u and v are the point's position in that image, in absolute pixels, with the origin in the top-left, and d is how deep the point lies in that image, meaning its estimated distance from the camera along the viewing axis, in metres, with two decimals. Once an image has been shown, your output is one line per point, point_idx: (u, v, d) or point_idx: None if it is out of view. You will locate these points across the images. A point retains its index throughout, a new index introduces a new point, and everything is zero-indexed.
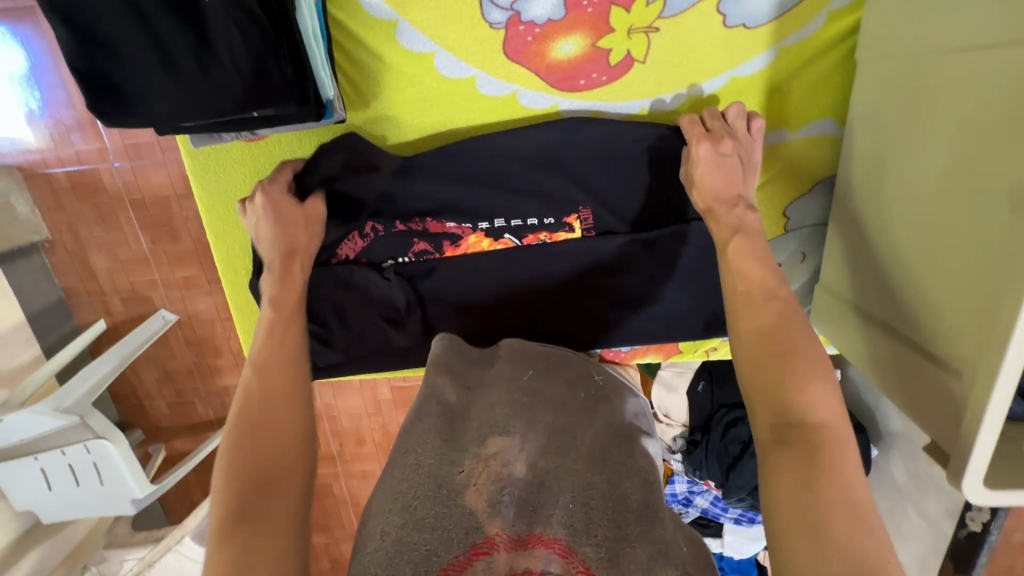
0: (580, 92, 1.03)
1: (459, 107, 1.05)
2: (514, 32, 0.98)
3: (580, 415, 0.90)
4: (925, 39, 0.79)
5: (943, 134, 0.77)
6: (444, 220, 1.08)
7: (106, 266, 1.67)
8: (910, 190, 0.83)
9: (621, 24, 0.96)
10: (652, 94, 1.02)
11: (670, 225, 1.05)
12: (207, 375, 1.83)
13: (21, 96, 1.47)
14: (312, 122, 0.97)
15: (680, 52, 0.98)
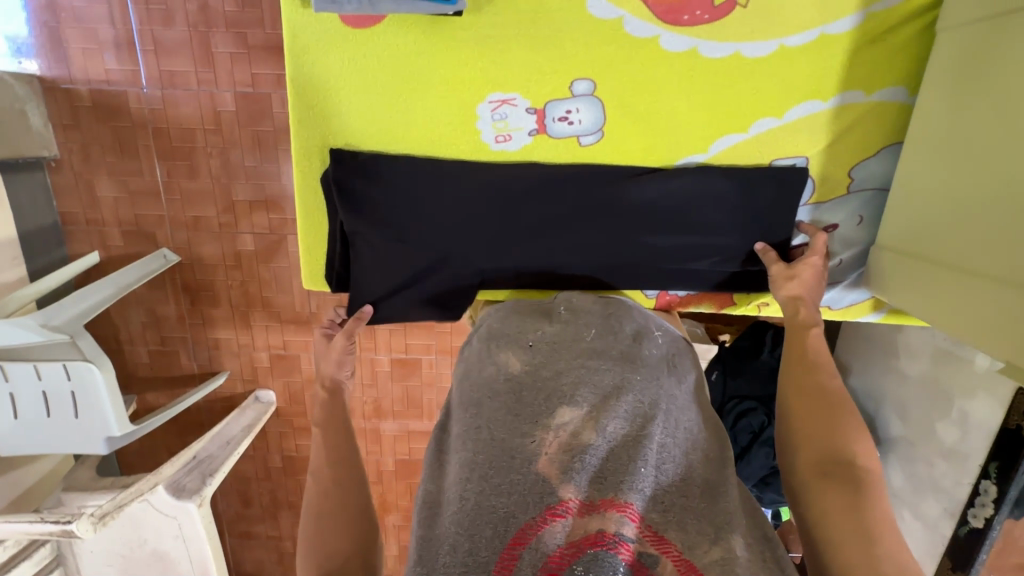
0: (681, 32, 0.82)
1: (526, 27, 0.83)
2: None
3: (650, 373, 0.78)
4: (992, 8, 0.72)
5: (992, 115, 0.73)
6: (494, 137, 0.90)
7: (112, 194, 1.60)
8: (978, 120, 0.75)
9: None
10: (756, 40, 0.83)
11: (773, 188, 0.91)
12: (197, 325, 1.75)
13: (60, 6, 1.43)
14: (436, 7, 0.77)
15: (784, 6, 0.81)
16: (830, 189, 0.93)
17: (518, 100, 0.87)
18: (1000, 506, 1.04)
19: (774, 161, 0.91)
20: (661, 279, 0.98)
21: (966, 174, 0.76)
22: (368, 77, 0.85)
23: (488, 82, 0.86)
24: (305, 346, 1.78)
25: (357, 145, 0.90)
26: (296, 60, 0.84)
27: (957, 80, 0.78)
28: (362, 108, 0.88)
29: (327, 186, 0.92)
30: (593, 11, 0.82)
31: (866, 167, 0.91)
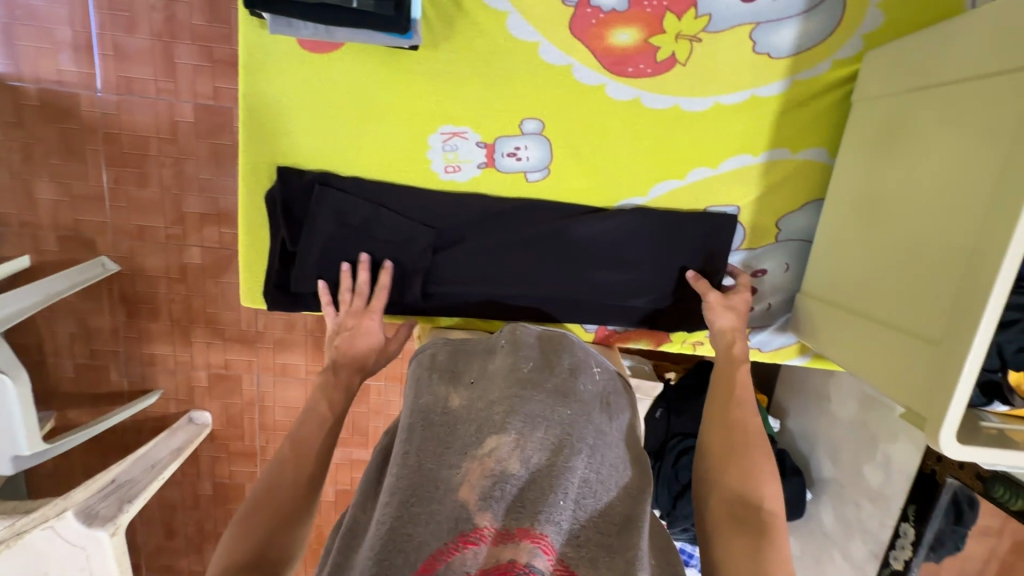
0: (626, 83, 0.87)
1: (480, 65, 0.86)
2: (581, 13, 0.83)
3: (583, 409, 0.78)
4: (909, 80, 0.80)
5: (908, 174, 0.79)
6: (444, 167, 0.92)
7: (52, 198, 1.53)
8: (894, 184, 0.81)
9: (673, 25, 0.84)
10: (693, 96, 0.89)
11: (707, 233, 0.97)
12: (132, 339, 1.66)
13: (15, 3, 1.39)
14: (393, 39, 0.79)
15: (720, 69, 0.87)
16: (760, 236, 0.98)
17: (470, 134, 0.90)
18: (917, 548, 1.11)
19: (708, 208, 0.96)
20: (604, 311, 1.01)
21: (884, 232, 0.82)
22: (323, 99, 0.86)
23: (443, 114, 0.88)
24: (248, 366, 1.71)
25: (306, 164, 0.90)
26: (249, 78, 0.84)
27: (875, 146, 0.85)
28: (314, 129, 0.88)
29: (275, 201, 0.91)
30: (545, 58, 0.86)
31: (793, 219, 0.98)
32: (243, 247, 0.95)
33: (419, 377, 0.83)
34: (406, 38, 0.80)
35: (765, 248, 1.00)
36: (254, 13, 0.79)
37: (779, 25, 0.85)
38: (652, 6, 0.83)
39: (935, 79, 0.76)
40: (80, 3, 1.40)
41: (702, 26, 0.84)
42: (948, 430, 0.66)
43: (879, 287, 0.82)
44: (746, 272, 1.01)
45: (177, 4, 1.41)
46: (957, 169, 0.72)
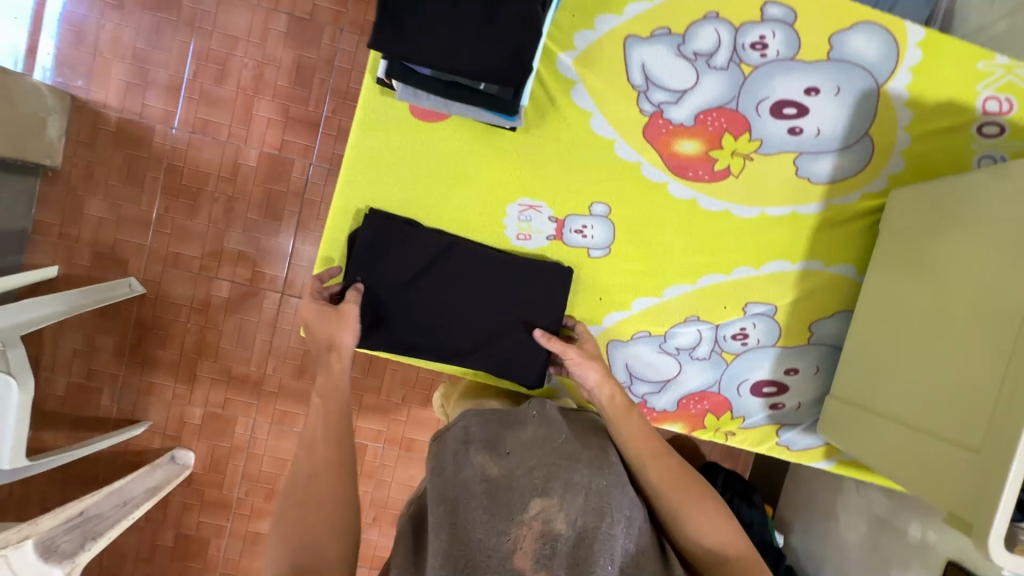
0: (686, 184, 0.98)
1: (562, 151, 0.96)
2: (654, 122, 0.95)
3: (616, 478, 0.79)
4: (930, 213, 0.91)
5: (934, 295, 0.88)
6: (519, 232, 1.00)
7: (99, 215, 1.57)
8: (923, 303, 0.89)
9: (731, 144, 0.95)
10: (742, 203, 0.99)
11: (745, 328, 1.04)
12: (136, 365, 1.62)
13: (122, 44, 1.55)
14: (503, 116, 0.87)
15: (768, 185, 0.98)
16: (792, 336, 1.05)
17: (544, 209, 0.99)
18: None
19: (747, 303, 1.03)
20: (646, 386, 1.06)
21: (916, 347, 0.89)
22: (417, 160, 0.95)
23: (521, 188, 0.98)
24: (247, 409, 1.66)
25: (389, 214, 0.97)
26: (359, 133, 0.94)
27: (900, 267, 0.95)
28: (404, 186, 0.97)
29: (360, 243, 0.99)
30: (619, 153, 0.96)
31: (823, 325, 1.05)
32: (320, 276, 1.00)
33: (454, 449, 0.81)
34: (508, 121, 0.89)
35: (797, 347, 1.06)
36: (379, 80, 0.89)
37: (819, 156, 0.97)
38: (714, 125, 0.95)
39: (951, 217, 0.87)
40: (181, 53, 1.55)
41: (755, 148, 0.96)
42: (995, 533, 0.70)
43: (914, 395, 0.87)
44: (779, 368, 1.06)
45: (268, 66, 1.57)
46: (980, 297, 0.81)
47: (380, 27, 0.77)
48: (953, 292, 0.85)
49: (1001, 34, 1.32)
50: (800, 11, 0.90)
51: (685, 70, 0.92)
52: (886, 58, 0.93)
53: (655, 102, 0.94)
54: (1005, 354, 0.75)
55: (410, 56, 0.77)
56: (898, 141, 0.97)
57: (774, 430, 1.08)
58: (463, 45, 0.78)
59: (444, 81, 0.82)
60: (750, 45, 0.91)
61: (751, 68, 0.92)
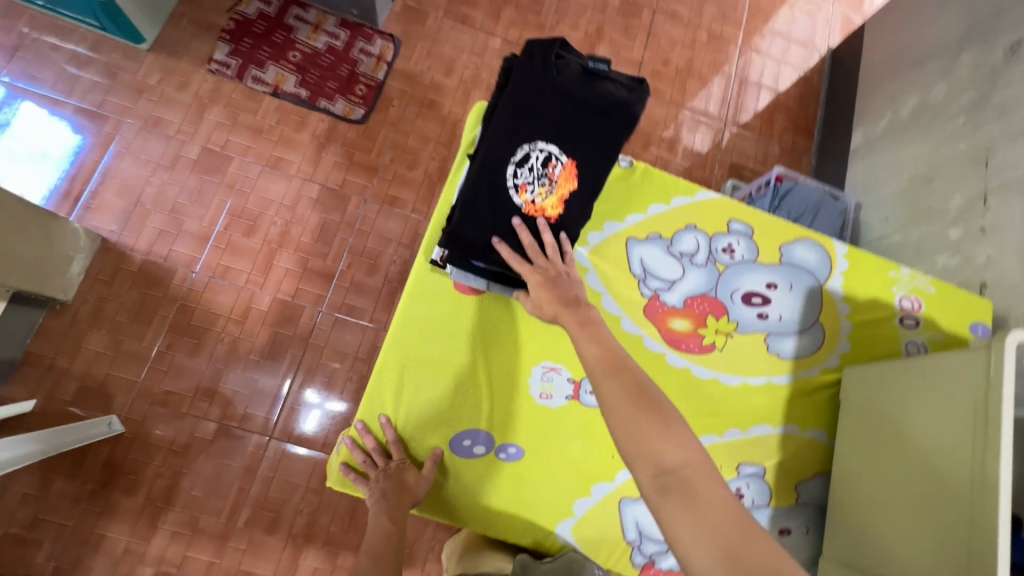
0: (681, 354, 1.13)
1: None
2: (653, 302, 1.12)
3: None
4: (883, 381, 1.05)
5: (897, 453, 0.99)
6: (546, 386, 1.10)
7: (96, 349, 1.58)
8: (888, 461, 1.00)
9: (713, 323, 1.14)
10: (728, 372, 1.14)
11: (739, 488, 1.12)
12: (90, 513, 1.48)
13: (164, 199, 1.72)
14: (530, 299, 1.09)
15: (746, 357, 1.15)
16: (781, 497, 1.14)
17: (563, 371, 1.11)
18: None
19: (740, 463, 1.13)
20: (654, 543, 1.10)
21: (887, 502, 0.98)
22: (450, 325, 1.09)
23: (545, 351, 1.11)
24: (207, 569, 1.50)
25: (420, 371, 1.07)
26: (409, 298, 1.09)
27: (865, 427, 1.07)
28: (438, 349, 1.08)
29: (395, 397, 1.06)
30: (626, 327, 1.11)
31: (806, 484, 1.15)
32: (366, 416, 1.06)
33: None
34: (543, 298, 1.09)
35: (783, 505, 1.14)
36: (431, 261, 1.08)
37: (782, 335, 1.16)
38: (699, 308, 1.14)
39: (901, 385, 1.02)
40: (217, 208, 1.74)
41: (733, 327, 1.14)
42: None
43: (893, 548, 0.94)
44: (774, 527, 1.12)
45: (295, 224, 1.77)
46: (931, 458, 0.92)
47: (467, 238, 0.99)
48: (909, 451, 0.96)
49: (898, 242, 1.69)
50: (755, 227, 1.17)
51: (673, 265, 1.14)
52: (823, 264, 1.19)
53: (653, 288, 1.13)
54: (962, 513, 0.85)
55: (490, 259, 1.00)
56: (842, 327, 1.18)
57: None
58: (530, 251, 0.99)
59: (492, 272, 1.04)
60: (722, 249, 1.15)
61: (723, 266, 1.14)
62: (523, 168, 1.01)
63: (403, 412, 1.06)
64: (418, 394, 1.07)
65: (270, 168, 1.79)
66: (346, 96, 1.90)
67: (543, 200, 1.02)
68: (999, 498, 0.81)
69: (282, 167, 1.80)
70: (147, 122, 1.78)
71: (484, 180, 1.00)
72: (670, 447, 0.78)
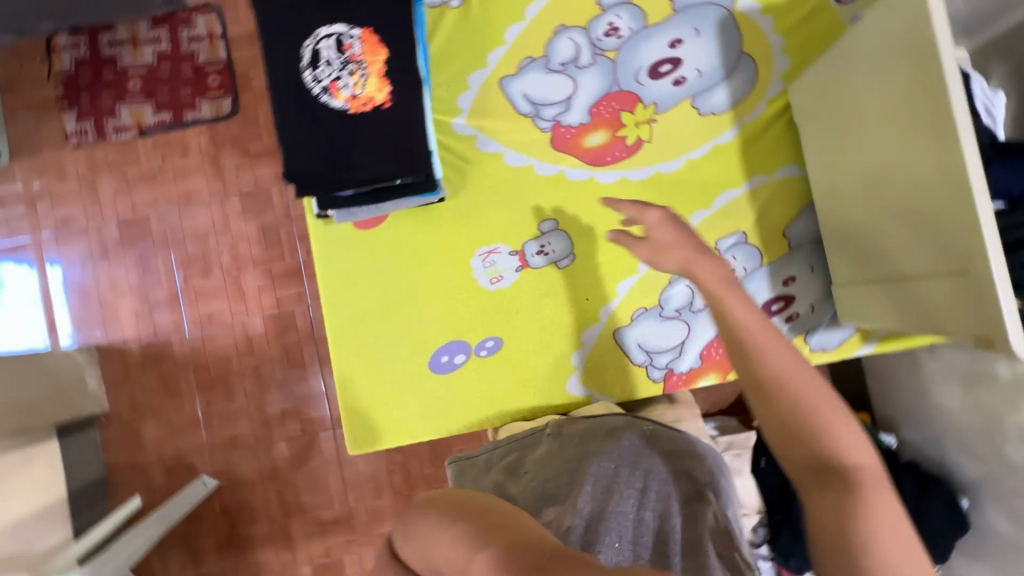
0: (610, 169, 0.94)
1: (491, 188, 0.94)
2: (558, 131, 0.94)
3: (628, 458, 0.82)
4: (824, 69, 0.86)
5: (859, 138, 0.82)
6: (490, 258, 0.93)
7: (156, 434, 1.71)
8: (852, 154, 0.85)
9: (629, 117, 0.95)
10: (671, 159, 0.95)
11: (729, 265, 0.94)
12: (237, 551, 1.70)
13: (120, 285, 1.74)
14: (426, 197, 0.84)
15: (682, 134, 0.95)
16: (779, 248, 0.95)
17: (502, 247, 0.94)
18: None
19: (719, 240, 0.95)
20: (668, 354, 0.95)
21: (865, 196, 0.84)
22: (369, 258, 0.92)
23: (472, 236, 0.93)
24: (349, 546, 1.71)
25: (361, 322, 0.92)
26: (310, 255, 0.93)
27: (817, 130, 0.90)
28: (373, 292, 0.92)
29: (354, 356, 0.92)
30: (540, 172, 0.94)
31: (797, 226, 0.96)
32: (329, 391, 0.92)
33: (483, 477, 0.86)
34: (440, 196, 0.88)
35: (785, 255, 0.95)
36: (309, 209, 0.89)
37: (711, 89, 0.95)
38: (608, 111, 0.95)
39: (840, 62, 0.83)
40: (167, 269, 1.73)
41: (653, 111, 0.95)
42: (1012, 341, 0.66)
43: (884, 241, 0.82)
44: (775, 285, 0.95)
45: (239, 243, 1.73)
46: (893, 124, 0.76)
47: (313, 164, 0.78)
48: (869, 129, 0.80)
49: None
50: None
51: (559, 81, 0.95)
52: None
53: (549, 117, 0.94)
54: (937, 168, 0.71)
55: (353, 180, 0.79)
56: (773, 45, 0.95)
57: (803, 341, 0.95)
58: (389, 152, 0.79)
59: (368, 196, 0.83)
60: (605, 34, 0.95)
61: (614, 52, 0.95)
62: (319, 65, 0.79)
63: (367, 365, 0.92)
64: (375, 343, 0.92)
65: (185, 205, 1.74)
66: (207, 95, 1.76)
67: (361, 87, 0.78)
68: (956, 114, 0.68)
69: (195, 198, 1.74)
70: (60, 227, 1.75)
71: (291, 105, 0.79)
72: (777, 363, 0.73)
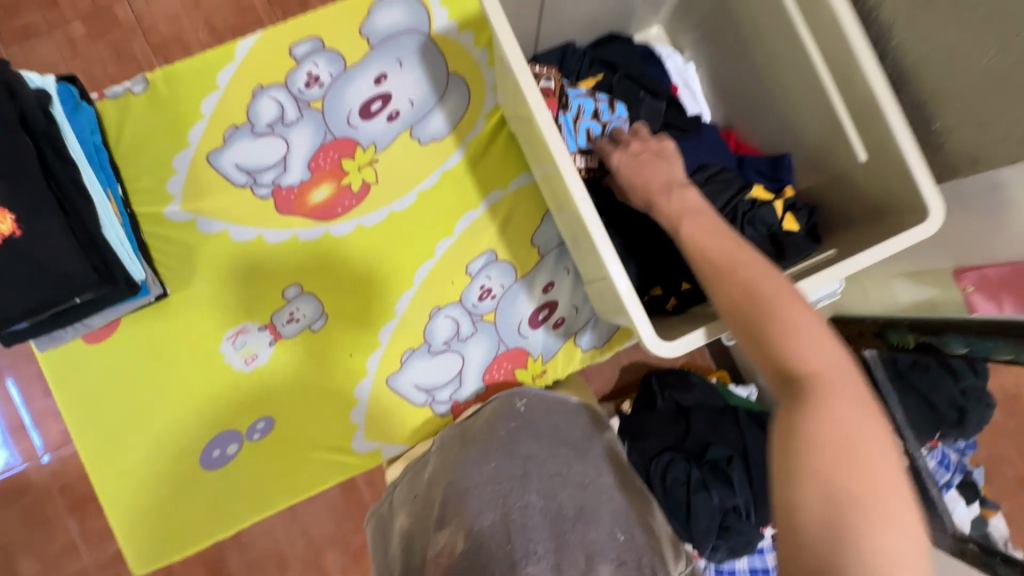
0: (343, 219, 0.92)
1: (228, 266, 0.90)
2: (280, 193, 0.91)
3: (510, 444, 0.80)
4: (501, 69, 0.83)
5: (530, 136, 0.80)
6: (246, 331, 0.90)
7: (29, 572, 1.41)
8: (535, 152, 0.82)
9: (348, 163, 0.92)
10: (401, 196, 0.94)
11: (483, 285, 0.94)
12: None
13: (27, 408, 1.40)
14: (129, 297, 0.78)
15: (408, 167, 0.93)
16: (527, 258, 0.94)
17: (249, 325, 0.90)
18: (903, 430, 0.96)
19: (468, 262, 0.94)
20: (446, 388, 0.94)
21: (552, 192, 0.81)
22: (119, 370, 0.87)
23: (219, 319, 0.90)
24: None
25: (123, 437, 0.87)
26: (52, 387, 0.86)
27: (519, 130, 0.88)
28: (129, 404, 0.87)
29: (128, 473, 0.87)
30: (271, 241, 0.91)
31: (543, 232, 0.94)
32: (105, 507, 0.86)
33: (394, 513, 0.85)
34: (156, 293, 0.84)
35: (537, 260, 0.94)
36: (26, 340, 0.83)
37: (427, 117, 0.94)
38: (328, 160, 0.92)
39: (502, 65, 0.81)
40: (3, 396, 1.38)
41: (373, 151, 0.93)
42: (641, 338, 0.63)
43: (574, 235, 0.80)
44: (532, 291, 0.94)
45: None
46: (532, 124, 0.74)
47: None
48: (528, 128, 0.77)
49: None
50: (321, 34, 0.92)
51: (271, 143, 0.92)
52: (417, 16, 0.94)
53: (268, 181, 0.91)
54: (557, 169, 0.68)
55: (22, 312, 0.69)
56: (478, 59, 0.95)
57: (573, 343, 0.95)
58: (39, 278, 0.68)
59: (49, 319, 0.74)
60: (305, 85, 0.92)
61: (320, 101, 0.92)
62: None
63: (141, 479, 0.87)
64: (144, 454, 0.87)
65: None
66: None
67: None
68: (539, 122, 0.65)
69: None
70: None
71: None
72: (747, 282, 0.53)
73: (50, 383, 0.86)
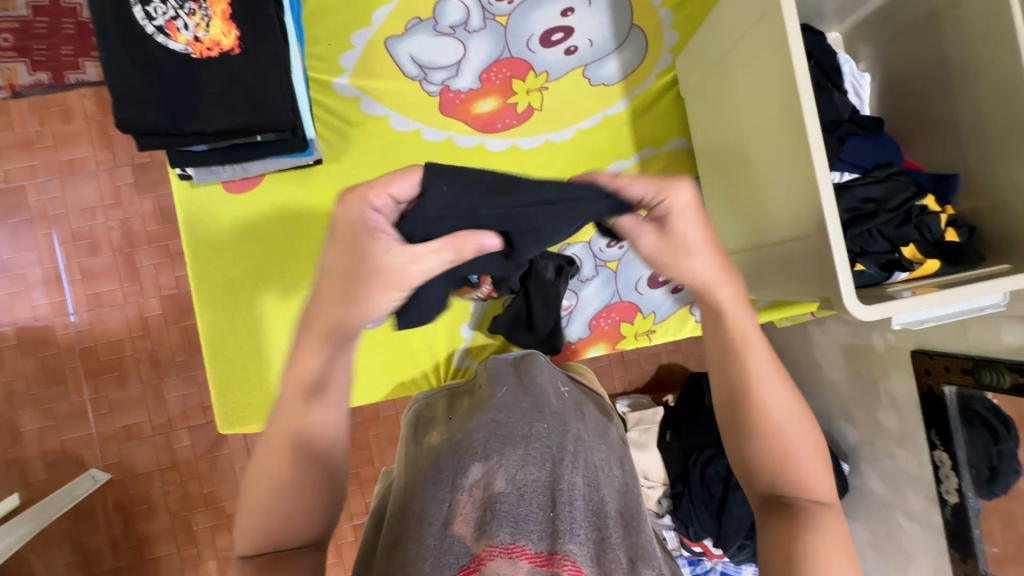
0: (501, 136, 0.94)
1: (382, 153, 0.91)
2: (446, 98, 0.92)
3: (559, 417, 0.70)
4: (716, 29, 0.82)
5: (739, 96, 0.79)
6: None
7: (37, 425, 1.36)
8: (731, 113, 0.82)
9: (519, 85, 0.93)
10: (562, 130, 0.96)
11: None
12: (132, 550, 1.39)
13: (61, 254, 1.36)
14: (297, 155, 0.78)
15: (574, 104, 0.95)
16: None
17: None
18: (960, 469, 0.95)
19: None
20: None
21: (742, 154, 0.82)
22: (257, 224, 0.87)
23: None
24: None
25: (245, 294, 0.87)
26: (189, 229, 0.85)
27: (705, 92, 0.88)
28: (257, 262, 0.87)
29: (237, 327, 0.87)
30: (430, 138, 0.92)
31: None
32: (212, 358, 0.86)
33: (408, 433, 0.78)
34: (313, 157, 0.84)
35: None
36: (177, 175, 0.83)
37: (603, 61, 0.94)
38: (499, 78, 0.93)
39: (722, 25, 0.81)
40: (47, 244, 1.36)
41: (545, 79, 0.94)
42: (845, 298, 0.65)
43: (754, 199, 0.80)
44: None
45: (132, 218, 1.37)
46: (761, 81, 0.74)
47: (152, 121, 0.67)
48: (744, 85, 0.77)
49: None
50: None
51: (449, 46, 0.91)
52: None
53: (438, 81, 0.91)
54: (784, 125, 0.70)
55: (206, 134, 0.68)
56: (662, 19, 0.94)
57: (688, 311, 0.98)
58: (240, 102, 0.68)
59: (225, 153, 0.74)
60: None
61: (506, 17, 0.90)
62: (151, 2, 0.68)
63: (250, 336, 0.87)
64: (261, 315, 0.87)
65: (70, 176, 1.35)
66: (95, 53, 1.34)
67: (204, 30, 0.68)
68: (797, 84, 0.67)
69: (80, 167, 1.35)
70: None
71: (124, 44, 0.67)
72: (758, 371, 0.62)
73: (186, 223, 0.85)
